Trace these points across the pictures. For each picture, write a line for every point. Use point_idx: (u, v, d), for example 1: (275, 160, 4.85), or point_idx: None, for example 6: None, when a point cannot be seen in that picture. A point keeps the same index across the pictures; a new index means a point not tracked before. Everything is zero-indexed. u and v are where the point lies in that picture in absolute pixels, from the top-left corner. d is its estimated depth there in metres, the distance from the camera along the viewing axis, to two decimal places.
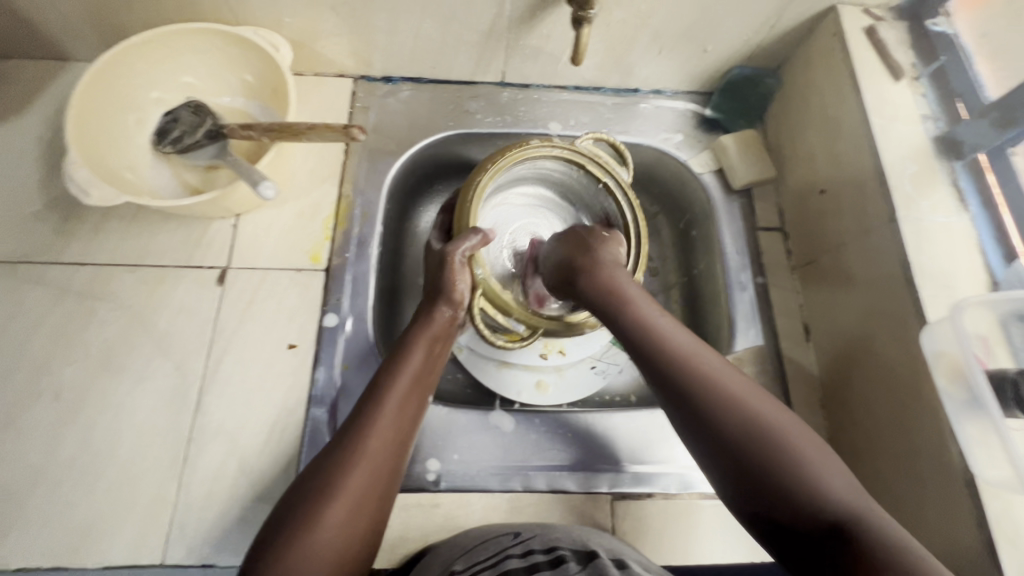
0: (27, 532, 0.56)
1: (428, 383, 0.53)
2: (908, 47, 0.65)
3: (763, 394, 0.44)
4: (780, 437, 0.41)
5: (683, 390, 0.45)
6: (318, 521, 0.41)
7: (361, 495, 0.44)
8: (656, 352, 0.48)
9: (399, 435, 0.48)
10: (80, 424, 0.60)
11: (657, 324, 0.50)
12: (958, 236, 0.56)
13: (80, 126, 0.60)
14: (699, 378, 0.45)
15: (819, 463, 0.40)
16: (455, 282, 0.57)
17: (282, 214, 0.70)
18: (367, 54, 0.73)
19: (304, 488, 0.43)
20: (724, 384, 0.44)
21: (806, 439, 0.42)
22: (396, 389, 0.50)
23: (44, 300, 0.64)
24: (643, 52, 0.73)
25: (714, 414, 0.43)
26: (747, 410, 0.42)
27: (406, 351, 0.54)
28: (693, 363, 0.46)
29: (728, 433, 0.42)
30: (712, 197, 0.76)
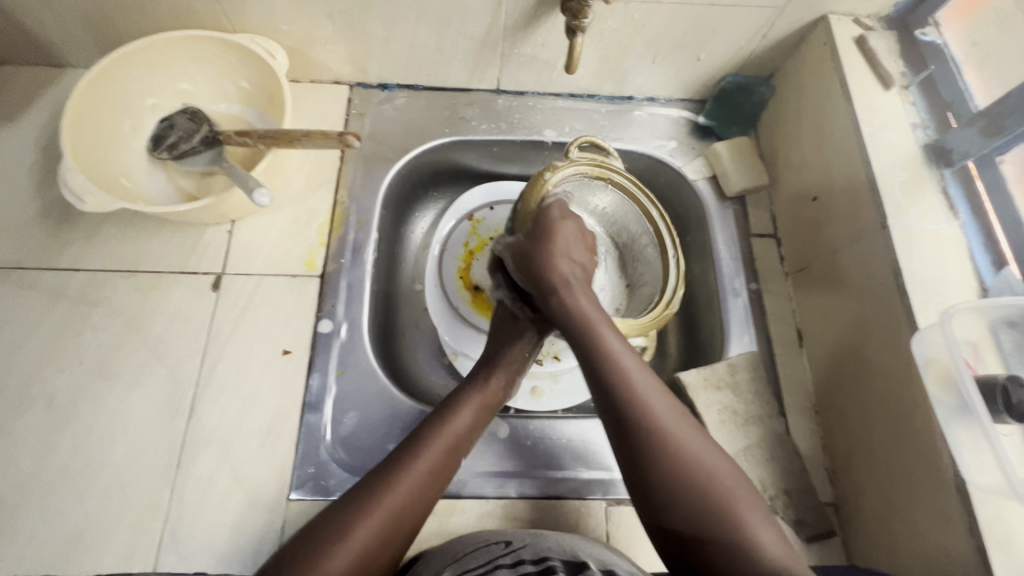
0: (17, 540, 0.55)
1: (489, 415, 0.57)
2: (898, 56, 0.66)
3: (702, 439, 0.47)
4: (719, 495, 0.44)
5: (634, 437, 0.47)
6: (361, 531, 0.43)
7: (403, 514, 0.46)
8: (610, 394, 0.49)
9: (452, 461, 0.51)
10: (74, 430, 0.60)
11: (627, 368, 0.50)
12: (948, 244, 0.57)
13: (75, 132, 0.60)
14: (653, 431, 0.46)
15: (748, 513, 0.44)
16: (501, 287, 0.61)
17: (277, 220, 0.70)
18: (363, 61, 0.73)
19: (359, 492, 0.46)
20: (672, 430, 0.47)
21: (737, 486, 0.45)
22: (461, 415, 0.54)
23: (37, 306, 0.64)
24: (637, 60, 0.73)
25: (660, 471, 0.45)
26: (691, 467, 0.45)
27: (488, 375, 0.58)
28: (649, 411, 0.47)
29: (669, 490, 0.44)
30: (706, 203, 0.76)
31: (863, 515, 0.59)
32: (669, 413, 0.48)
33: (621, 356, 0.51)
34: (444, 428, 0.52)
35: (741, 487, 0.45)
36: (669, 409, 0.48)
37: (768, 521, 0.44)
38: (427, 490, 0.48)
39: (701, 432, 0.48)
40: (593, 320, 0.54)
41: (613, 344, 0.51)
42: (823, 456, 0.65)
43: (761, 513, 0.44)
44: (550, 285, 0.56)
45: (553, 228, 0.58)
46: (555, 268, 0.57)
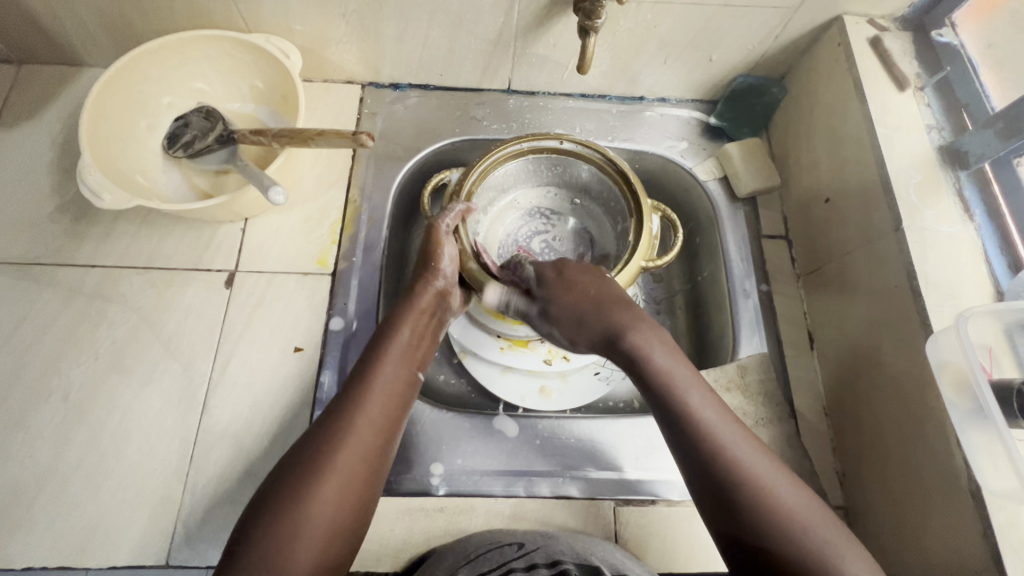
0: (34, 532, 0.56)
1: (416, 358, 0.54)
2: (912, 57, 0.66)
3: (779, 470, 0.46)
4: (800, 530, 0.43)
5: (719, 485, 0.46)
6: (302, 510, 0.41)
7: (346, 482, 0.44)
8: (689, 440, 0.48)
9: (389, 419, 0.48)
10: (89, 424, 0.60)
11: (694, 400, 0.50)
12: (963, 246, 0.57)
13: (93, 130, 0.61)
14: (741, 479, 0.45)
15: (831, 545, 0.42)
16: (439, 248, 0.58)
17: (289, 218, 0.71)
18: (376, 61, 0.74)
19: (286, 474, 0.43)
20: (746, 463, 0.46)
21: (817, 519, 0.44)
22: (386, 367, 0.50)
23: (54, 302, 0.65)
24: (648, 61, 0.73)
25: (749, 518, 0.44)
26: (769, 501, 0.44)
27: (395, 325, 0.54)
28: (732, 456, 0.46)
29: (760, 537, 0.43)
30: (716, 204, 0.76)
31: (874, 519, 0.59)
32: (753, 457, 0.46)
33: (696, 400, 0.50)
34: (392, 344, 0.53)
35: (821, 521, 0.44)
36: (753, 454, 0.47)
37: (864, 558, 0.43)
38: (366, 455, 0.46)
39: (789, 474, 0.47)
40: (659, 364, 0.52)
41: (686, 388, 0.50)
42: (834, 459, 0.65)
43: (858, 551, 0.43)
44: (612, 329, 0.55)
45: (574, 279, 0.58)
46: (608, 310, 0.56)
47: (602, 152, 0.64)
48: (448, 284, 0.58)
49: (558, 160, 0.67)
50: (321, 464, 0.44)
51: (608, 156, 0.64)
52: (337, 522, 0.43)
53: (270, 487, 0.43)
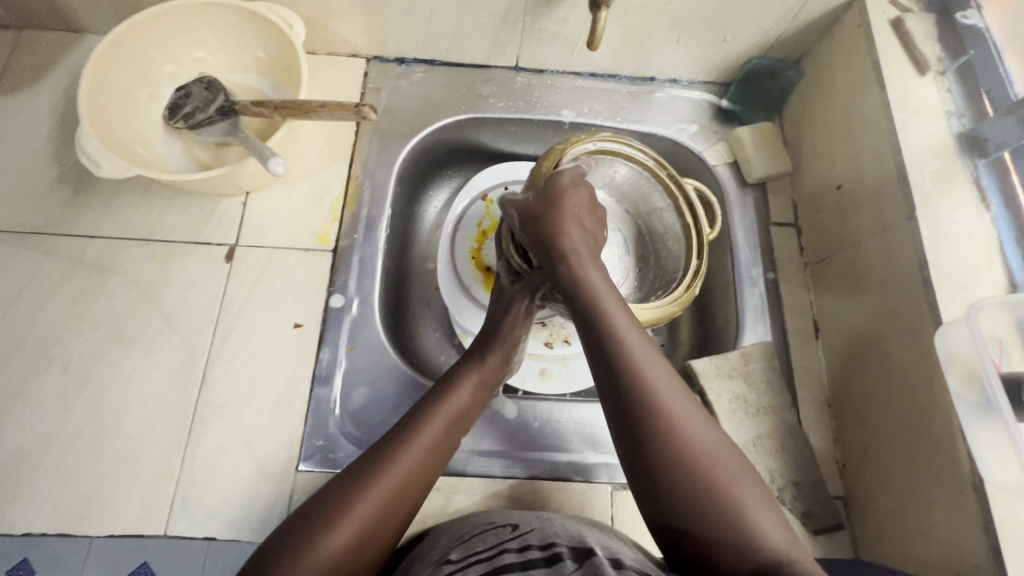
0: (34, 499, 0.57)
1: (462, 429, 0.52)
2: (935, 39, 0.63)
3: (685, 394, 0.46)
4: (699, 461, 0.43)
5: (650, 456, 0.43)
6: (307, 565, 0.40)
7: (357, 546, 0.42)
8: (626, 397, 0.45)
9: (420, 485, 0.47)
10: (88, 394, 0.60)
11: (617, 322, 0.48)
12: (978, 236, 0.55)
13: (91, 97, 0.60)
14: (683, 453, 0.43)
15: (736, 487, 0.42)
16: (516, 305, 0.58)
17: (291, 193, 0.70)
18: (381, 34, 0.72)
19: (302, 525, 0.42)
20: (656, 383, 0.45)
21: (722, 460, 0.43)
22: (432, 428, 0.49)
23: (54, 271, 0.64)
24: (660, 40, 0.71)
25: (684, 488, 0.42)
26: (671, 421, 0.44)
27: (453, 387, 0.53)
28: (645, 380, 0.45)
29: (662, 469, 0.43)
30: (725, 189, 0.75)
31: (874, 511, 0.58)
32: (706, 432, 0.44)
33: (650, 370, 0.46)
34: (444, 403, 0.51)
35: (728, 461, 0.43)
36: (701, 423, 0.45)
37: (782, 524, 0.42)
38: (384, 515, 0.44)
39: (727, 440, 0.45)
40: (613, 322, 0.48)
41: (616, 317, 0.48)
42: (835, 449, 0.64)
43: (766, 503, 0.43)
44: (556, 255, 0.52)
45: (556, 204, 0.54)
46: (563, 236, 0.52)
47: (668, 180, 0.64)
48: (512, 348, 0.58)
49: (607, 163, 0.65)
50: (340, 519, 0.42)
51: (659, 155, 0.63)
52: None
53: (286, 535, 0.42)
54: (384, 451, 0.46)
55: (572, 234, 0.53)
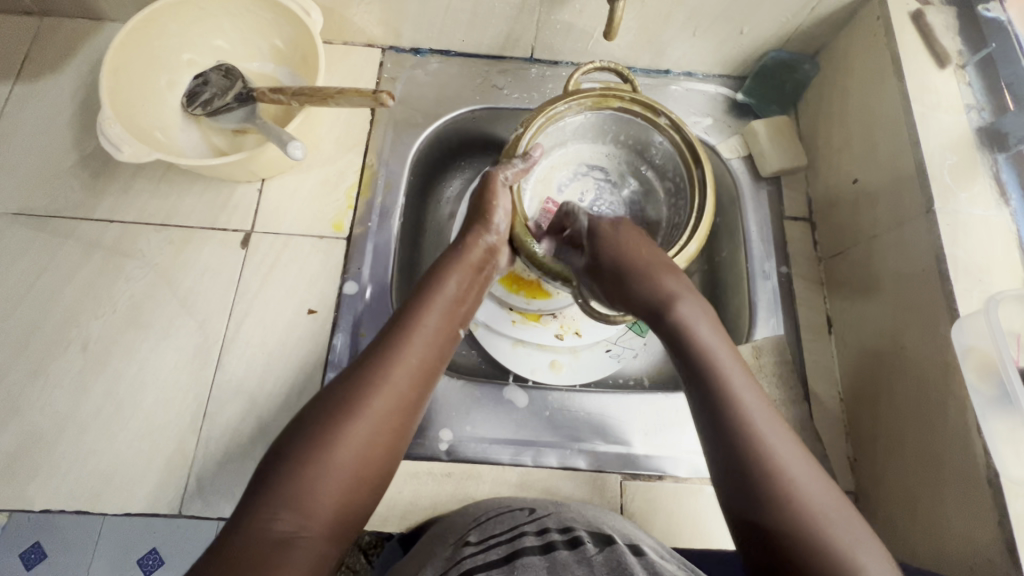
0: (52, 477, 0.58)
1: (459, 316, 0.53)
2: (956, 33, 0.63)
3: (777, 417, 0.44)
4: (794, 488, 0.40)
5: (761, 514, 0.40)
6: (328, 454, 0.41)
7: (373, 438, 0.43)
8: (720, 414, 0.43)
9: (424, 369, 0.47)
10: (105, 376, 0.61)
11: (707, 343, 0.48)
12: (996, 231, 0.55)
13: (113, 83, 0.61)
14: (796, 503, 0.39)
15: (835, 521, 0.39)
16: (496, 201, 0.57)
17: (306, 180, 0.70)
18: (397, 24, 0.72)
19: (309, 421, 0.42)
20: (747, 403, 0.44)
21: (822, 491, 0.40)
22: (426, 320, 0.49)
23: (73, 254, 0.65)
24: (677, 32, 0.71)
25: (779, 511, 0.39)
26: (764, 441, 0.42)
27: (441, 277, 0.53)
28: (737, 397, 0.44)
29: (760, 485, 0.40)
30: (740, 182, 0.74)
31: (885, 505, 0.58)
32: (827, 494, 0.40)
33: (736, 384, 0.45)
34: (435, 292, 0.52)
35: (827, 498, 0.40)
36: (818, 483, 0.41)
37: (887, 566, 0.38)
38: (395, 409, 0.44)
39: (847, 501, 0.41)
40: (713, 356, 0.47)
41: (705, 336, 0.48)
42: (846, 444, 0.64)
43: (870, 541, 0.39)
44: (655, 300, 0.51)
45: (621, 240, 0.55)
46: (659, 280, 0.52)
47: (661, 121, 0.60)
48: (499, 241, 0.58)
49: (626, 117, 0.63)
50: (352, 407, 0.43)
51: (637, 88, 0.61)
52: (358, 470, 0.42)
53: (297, 429, 0.42)
54: (378, 349, 0.47)
55: (668, 283, 0.52)
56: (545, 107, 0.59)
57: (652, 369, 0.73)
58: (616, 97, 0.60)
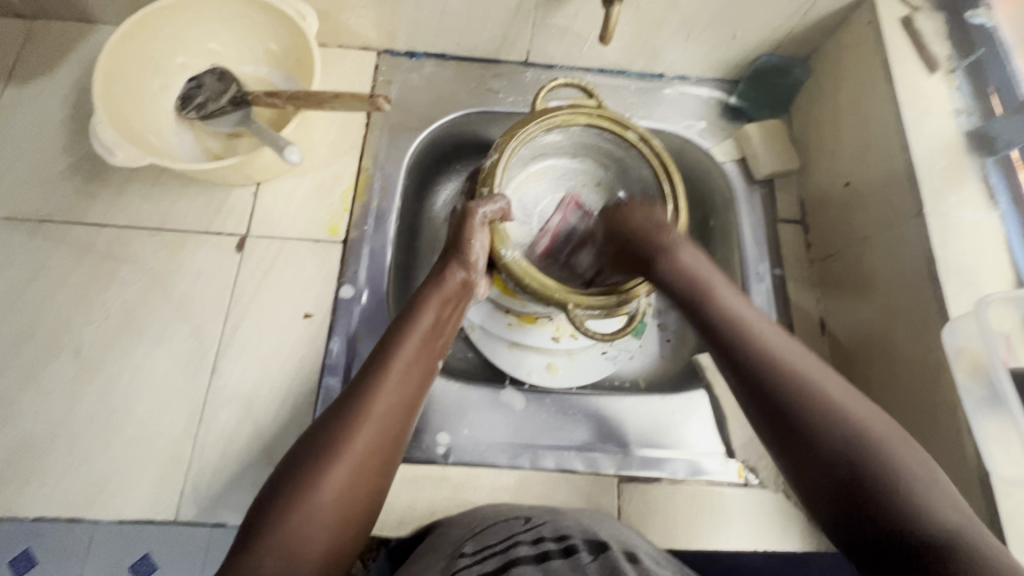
0: (45, 484, 0.57)
1: (436, 349, 0.53)
2: (945, 39, 0.64)
3: (823, 365, 0.47)
4: (847, 423, 0.42)
5: (818, 450, 0.42)
6: (313, 498, 0.41)
7: (353, 480, 0.43)
8: (747, 362, 0.48)
9: (403, 405, 0.48)
10: (99, 382, 0.61)
11: (720, 297, 0.53)
12: (985, 234, 0.55)
13: (106, 87, 0.60)
14: (831, 432, 0.42)
15: (901, 451, 0.41)
16: (473, 240, 0.54)
17: (301, 184, 0.70)
18: (392, 28, 0.72)
19: (289, 474, 0.42)
20: (772, 345, 0.48)
21: (886, 426, 0.43)
22: (400, 360, 0.49)
23: (66, 259, 0.65)
24: (671, 37, 0.72)
25: (822, 440, 0.42)
26: (806, 380, 0.45)
27: (417, 312, 0.53)
28: (762, 341, 0.49)
29: (798, 417, 0.44)
30: (734, 186, 0.75)
31: None
32: (885, 427, 0.42)
33: (755, 326, 0.50)
34: (410, 330, 0.52)
35: (885, 426, 0.42)
36: (866, 408, 0.44)
37: (951, 495, 0.39)
38: (376, 443, 0.45)
39: (897, 427, 0.43)
40: (736, 309, 0.52)
41: (725, 295, 0.53)
42: None
43: (932, 473, 0.40)
44: (689, 283, 0.54)
45: (627, 219, 0.57)
46: (682, 264, 0.54)
47: (630, 134, 0.60)
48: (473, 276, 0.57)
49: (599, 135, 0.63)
50: (335, 452, 0.43)
51: (602, 105, 0.61)
52: (342, 511, 0.42)
53: (283, 476, 0.42)
54: (354, 392, 0.47)
55: (689, 258, 0.54)
56: (512, 132, 0.57)
57: (648, 370, 0.74)
58: (581, 112, 0.60)
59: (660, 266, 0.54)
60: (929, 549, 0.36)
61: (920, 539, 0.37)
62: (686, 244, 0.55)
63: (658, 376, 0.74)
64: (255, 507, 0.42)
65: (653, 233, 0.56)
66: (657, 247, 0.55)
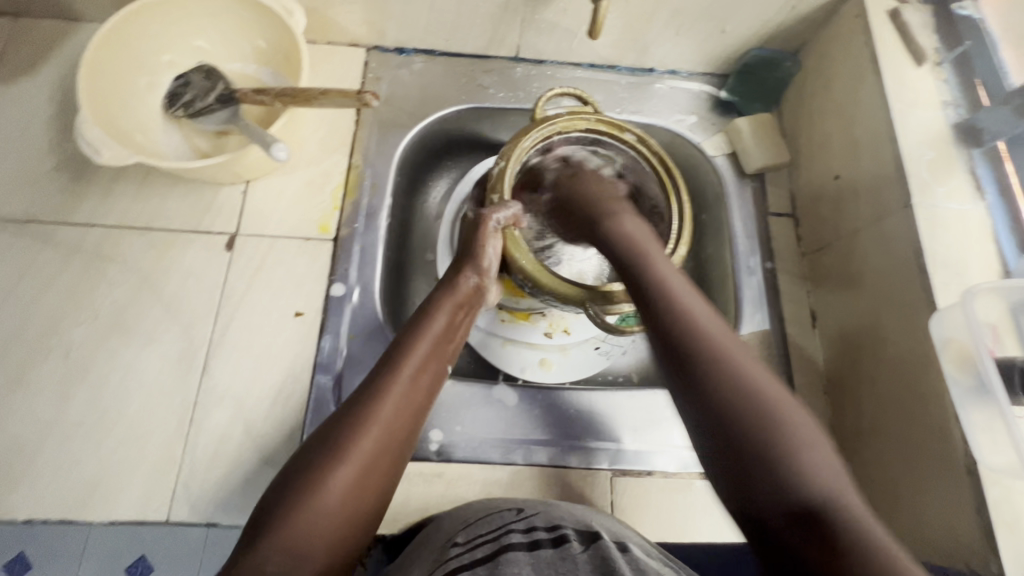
0: (35, 486, 0.57)
1: (448, 353, 0.52)
2: (932, 31, 0.64)
3: (735, 337, 0.46)
4: (752, 394, 0.41)
5: (725, 420, 0.41)
6: (317, 501, 0.41)
7: (360, 485, 0.42)
8: (672, 335, 0.46)
9: (412, 410, 0.47)
10: (89, 383, 0.60)
11: (656, 264, 0.51)
12: (972, 225, 0.56)
13: (91, 85, 0.60)
14: (746, 406, 0.40)
15: (792, 421, 0.40)
16: (483, 244, 0.55)
17: (291, 182, 0.70)
18: (381, 24, 0.72)
19: (296, 475, 0.42)
20: (695, 316, 0.47)
21: (783, 398, 0.41)
22: (410, 362, 0.49)
23: (54, 259, 0.64)
24: (660, 31, 0.72)
25: (724, 412, 0.41)
26: (726, 353, 0.44)
27: (428, 316, 0.53)
28: (683, 308, 0.47)
29: (715, 392, 0.42)
30: (724, 180, 0.75)
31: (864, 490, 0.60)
32: (785, 400, 0.41)
33: (680, 297, 0.48)
34: (422, 331, 0.51)
35: (785, 397, 0.41)
36: (782, 395, 0.42)
37: (831, 460, 0.39)
38: (384, 447, 0.44)
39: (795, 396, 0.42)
40: (655, 270, 0.51)
41: (654, 256, 0.52)
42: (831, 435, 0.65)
43: (822, 444, 0.39)
44: (626, 243, 0.53)
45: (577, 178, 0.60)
46: (624, 228, 0.55)
47: (627, 136, 0.60)
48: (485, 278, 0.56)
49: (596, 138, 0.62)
50: (343, 455, 0.42)
51: (599, 109, 0.60)
52: (348, 515, 0.42)
53: (289, 477, 0.42)
54: (363, 394, 0.46)
55: (632, 225, 0.55)
56: (514, 145, 0.57)
57: (641, 364, 0.74)
58: (583, 116, 0.59)
59: (610, 226, 0.55)
60: (810, 519, 0.35)
61: (807, 507, 0.36)
62: (630, 212, 0.57)
63: (651, 370, 0.74)
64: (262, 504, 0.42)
65: (597, 200, 0.58)
66: (600, 212, 0.57)
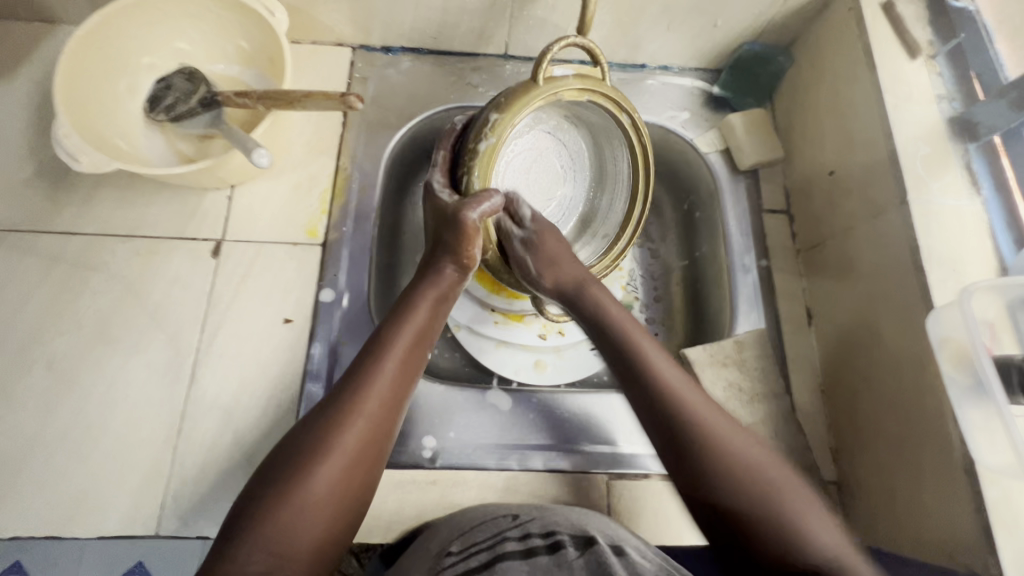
0: (21, 502, 0.56)
1: (429, 343, 0.52)
2: (927, 23, 0.63)
3: (717, 407, 0.49)
4: (748, 471, 0.45)
5: (733, 500, 0.45)
6: (300, 494, 0.40)
7: (344, 477, 0.42)
8: (667, 422, 0.48)
9: (395, 399, 0.47)
10: (74, 395, 0.59)
11: (638, 344, 0.54)
12: (968, 221, 0.55)
13: (68, 90, 0.58)
14: (749, 484, 0.45)
15: (785, 490, 0.45)
16: (473, 241, 0.53)
17: (278, 186, 0.68)
18: (366, 23, 0.70)
19: (277, 469, 0.41)
20: (683, 396, 0.49)
21: (771, 464, 0.46)
22: (394, 352, 0.49)
23: (36, 269, 0.63)
24: (651, 26, 0.70)
25: (731, 492, 0.45)
26: (711, 432, 0.47)
27: (409, 308, 0.52)
28: (673, 392, 0.50)
29: (718, 481, 0.45)
30: (718, 177, 0.74)
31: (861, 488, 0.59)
32: (770, 463, 0.46)
33: (664, 373, 0.51)
34: (406, 323, 0.51)
35: (770, 461, 0.46)
36: (761, 455, 0.46)
37: (825, 521, 0.44)
38: (369, 438, 0.44)
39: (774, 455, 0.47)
40: (638, 353, 0.53)
41: (641, 340, 0.54)
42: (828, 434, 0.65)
43: (813, 505, 0.44)
44: (604, 321, 0.56)
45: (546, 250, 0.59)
46: (604, 306, 0.57)
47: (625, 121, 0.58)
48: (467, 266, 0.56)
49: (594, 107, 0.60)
50: (326, 447, 0.42)
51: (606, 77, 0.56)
52: (333, 508, 0.41)
53: (271, 473, 0.41)
54: (346, 385, 0.46)
55: (610, 304, 0.57)
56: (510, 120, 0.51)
57: None
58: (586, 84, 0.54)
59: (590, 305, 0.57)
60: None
61: (812, 566, 0.42)
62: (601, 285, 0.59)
63: None
64: (240, 501, 0.41)
65: (571, 277, 0.59)
66: (580, 290, 0.58)
